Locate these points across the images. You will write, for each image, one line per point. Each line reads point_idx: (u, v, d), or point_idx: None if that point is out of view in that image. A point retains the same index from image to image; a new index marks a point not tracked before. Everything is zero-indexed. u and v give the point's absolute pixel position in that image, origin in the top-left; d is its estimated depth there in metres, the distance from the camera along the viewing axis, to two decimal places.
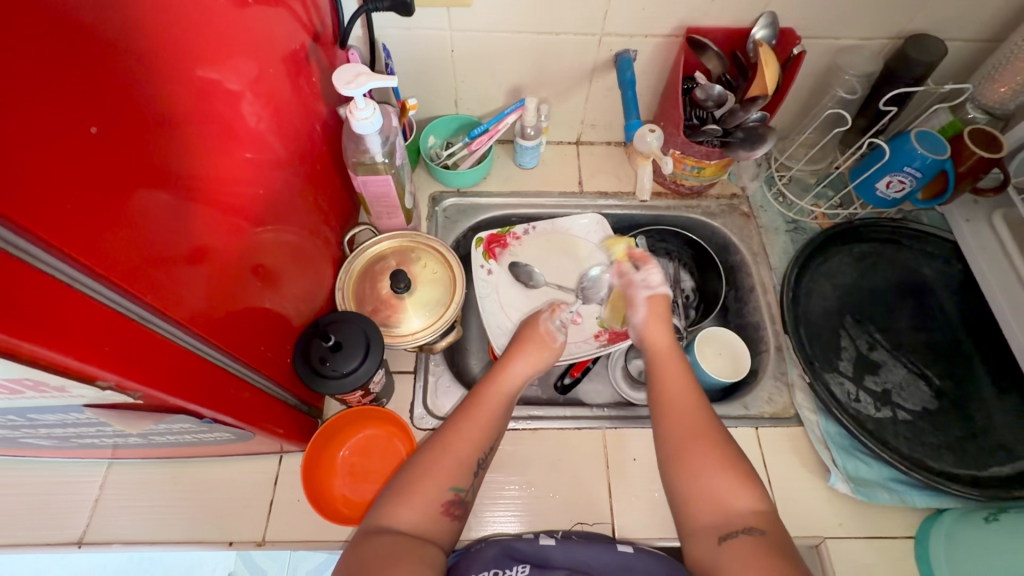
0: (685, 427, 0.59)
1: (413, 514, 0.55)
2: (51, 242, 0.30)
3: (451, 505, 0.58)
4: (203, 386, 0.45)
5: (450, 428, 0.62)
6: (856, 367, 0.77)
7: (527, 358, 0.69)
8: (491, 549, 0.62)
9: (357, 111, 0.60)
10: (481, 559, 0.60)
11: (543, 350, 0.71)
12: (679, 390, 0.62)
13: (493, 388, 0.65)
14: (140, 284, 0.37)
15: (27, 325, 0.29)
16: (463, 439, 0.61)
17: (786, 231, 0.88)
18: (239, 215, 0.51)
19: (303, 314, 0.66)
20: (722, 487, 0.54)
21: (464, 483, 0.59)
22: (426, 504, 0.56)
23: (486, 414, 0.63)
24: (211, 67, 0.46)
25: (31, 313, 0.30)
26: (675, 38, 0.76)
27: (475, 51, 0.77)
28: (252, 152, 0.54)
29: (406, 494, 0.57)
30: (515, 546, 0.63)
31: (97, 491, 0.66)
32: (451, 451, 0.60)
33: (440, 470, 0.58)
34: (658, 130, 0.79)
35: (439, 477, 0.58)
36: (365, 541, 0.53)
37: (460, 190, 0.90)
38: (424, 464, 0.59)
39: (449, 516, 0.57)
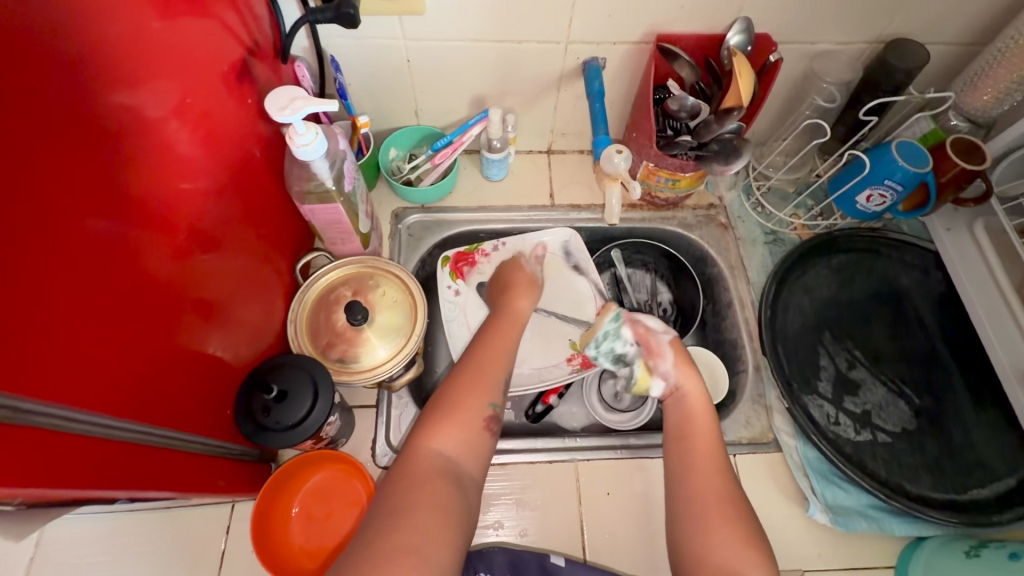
0: (709, 494, 0.58)
1: (455, 432, 0.59)
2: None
3: (490, 421, 0.62)
4: (115, 467, 0.40)
5: (478, 355, 0.66)
6: (836, 387, 0.74)
7: (523, 299, 0.75)
8: (501, 556, 0.64)
9: (297, 137, 0.54)
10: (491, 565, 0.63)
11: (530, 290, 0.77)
12: (711, 445, 0.62)
13: (507, 317, 0.72)
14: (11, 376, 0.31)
15: None
16: (490, 364, 0.65)
17: (765, 243, 0.85)
18: (160, 264, 0.45)
19: (248, 354, 0.61)
20: (736, 556, 0.54)
21: (498, 400, 0.63)
22: (468, 421, 0.60)
23: (505, 340, 0.69)
24: (116, 104, 0.40)
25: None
26: (645, 45, 0.71)
27: (433, 61, 0.72)
28: (179, 190, 0.48)
29: (446, 416, 0.60)
30: (524, 557, 0.64)
31: (32, 549, 0.61)
32: (482, 374, 0.64)
33: (477, 389, 0.62)
34: (626, 151, 0.75)
35: (478, 397, 0.62)
36: (413, 458, 0.56)
37: (424, 205, 0.85)
38: (461, 386, 0.62)
39: (489, 431, 0.61)
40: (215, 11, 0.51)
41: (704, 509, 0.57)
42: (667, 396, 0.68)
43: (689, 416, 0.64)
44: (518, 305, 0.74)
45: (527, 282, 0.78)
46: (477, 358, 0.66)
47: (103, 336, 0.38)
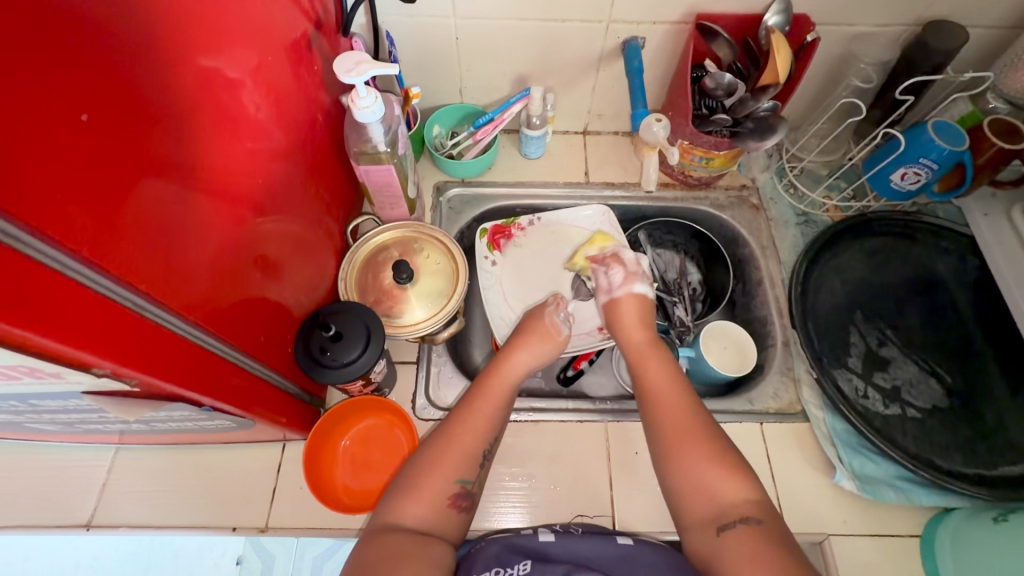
0: (678, 424, 0.59)
1: (418, 510, 0.57)
2: (37, 225, 0.30)
3: (457, 497, 0.59)
4: (201, 374, 0.45)
5: (453, 423, 0.62)
6: (865, 363, 0.75)
7: (531, 350, 0.70)
8: (493, 547, 0.60)
9: (358, 100, 0.59)
10: (483, 557, 0.58)
11: (546, 342, 0.71)
12: (669, 381, 0.64)
13: (496, 376, 0.67)
14: (133, 273, 0.37)
15: (24, 314, 0.29)
16: (468, 431, 0.61)
17: (796, 224, 0.86)
18: (239, 208, 0.51)
19: (305, 304, 0.66)
20: (709, 477, 0.55)
21: (470, 476, 0.60)
22: (432, 497, 0.58)
23: (494, 400, 0.64)
24: (207, 57, 0.45)
25: (18, 300, 0.29)
26: (684, 25, 0.74)
27: (480, 39, 0.76)
28: (253, 142, 0.53)
29: (411, 490, 0.58)
30: (517, 542, 0.61)
31: (105, 476, 0.67)
32: (456, 444, 0.60)
33: (444, 466, 0.59)
34: (665, 119, 0.78)
35: (446, 470, 0.59)
36: (376, 538, 0.54)
37: (464, 180, 0.89)
38: (431, 457, 0.60)
39: (455, 508, 0.59)
40: None
41: (671, 442, 0.58)
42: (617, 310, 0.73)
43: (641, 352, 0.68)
44: (514, 362, 0.68)
45: (542, 331, 0.72)
46: (452, 426, 0.62)
47: (191, 258, 0.43)
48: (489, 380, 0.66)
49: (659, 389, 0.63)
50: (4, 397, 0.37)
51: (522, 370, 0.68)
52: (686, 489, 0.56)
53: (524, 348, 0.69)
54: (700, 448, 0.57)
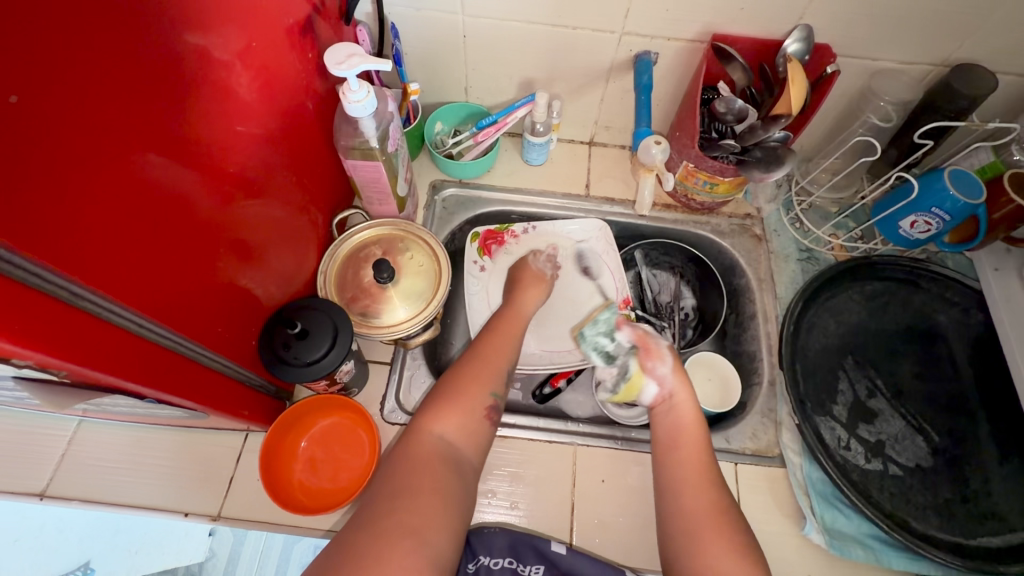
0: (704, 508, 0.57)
1: (453, 419, 0.59)
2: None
3: (490, 411, 0.62)
4: (146, 367, 0.43)
5: (480, 351, 0.65)
6: (851, 413, 0.73)
7: (531, 293, 0.76)
8: (504, 538, 0.64)
9: (350, 93, 0.57)
10: (496, 549, 0.64)
11: (539, 283, 0.78)
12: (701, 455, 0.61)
13: (508, 313, 0.72)
14: (72, 263, 0.34)
15: None
16: (496, 356, 0.65)
17: (798, 260, 0.83)
18: (210, 199, 0.49)
19: (278, 295, 0.65)
20: (733, 570, 0.52)
21: (501, 390, 0.63)
22: (470, 408, 0.60)
23: (513, 332, 0.69)
24: (190, 41, 0.43)
25: None
26: (699, 44, 0.71)
27: (487, 39, 0.74)
28: (234, 130, 0.51)
29: (448, 401, 0.60)
30: (529, 541, 0.64)
31: (65, 446, 0.67)
32: (488, 364, 0.64)
33: (473, 388, 0.61)
34: (665, 143, 0.76)
35: (480, 385, 0.61)
36: (414, 443, 0.56)
37: (462, 180, 0.87)
38: (462, 375, 0.62)
39: (488, 419, 0.61)
40: None
41: (693, 527, 0.56)
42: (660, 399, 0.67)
43: (679, 427, 0.64)
44: (527, 300, 0.75)
45: (533, 276, 0.79)
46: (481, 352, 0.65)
47: (149, 247, 0.41)
48: (504, 316, 0.72)
49: (689, 481, 0.59)
50: None
51: (531, 311, 0.74)
52: (698, 569, 0.53)
53: (529, 292, 0.76)
54: (726, 540, 0.54)
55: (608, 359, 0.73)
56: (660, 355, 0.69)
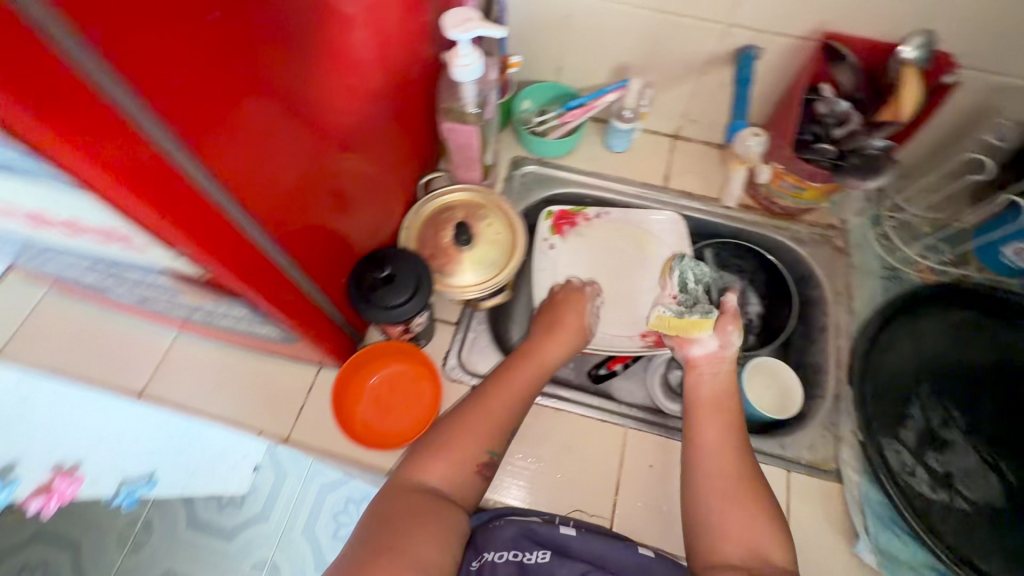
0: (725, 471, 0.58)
1: (442, 470, 0.58)
2: (153, 105, 0.31)
3: (484, 466, 0.61)
4: (261, 278, 0.48)
5: (483, 393, 0.64)
6: (921, 440, 0.70)
7: (557, 344, 0.70)
8: (510, 529, 0.60)
9: (459, 57, 0.60)
10: (500, 538, 0.59)
11: (571, 334, 0.71)
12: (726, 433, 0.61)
13: (524, 360, 0.68)
14: (224, 170, 0.39)
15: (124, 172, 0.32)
16: (499, 403, 0.63)
17: (880, 277, 0.80)
18: (326, 137, 0.53)
19: (366, 242, 0.69)
20: (749, 529, 0.55)
21: (498, 447, 0.61)
22: (461, 462, 0.59)
23: (523, 380, 0.66)
24: None
25: (131, 168, 0.32)
26: (808, 42, 0.69)
27: (590, 20, 0.75)
28: (354, 77, 0.55)
29: (439, 451, 0.59)
30: (534, 529, 0.61)
31: (164, 355, 0.74)
32: (487, 413, 0.62)
33: (467, 440, 0.60)
34: (764, 136, 0.75)
35: (475, 440, 0.60)
36: (399, 492, 0.56)
37: (542, 159, 0.89)
38: (459, 420, 0.61)
39: (480, 475, 0.60)
40: None
41: (720, 487, 0.57)
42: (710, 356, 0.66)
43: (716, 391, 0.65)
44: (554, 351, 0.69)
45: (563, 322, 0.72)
46: (482, 398, 0.63)
47: (277, 170, 0.45)
48: (519, 362, 0.67)
49: (714, 445, 0.61)
50: (100, 259, 0.42)
51: (556, 363, 0.69)
52: (713, 528, 0.56)
53: (560, 341, 0.70)
54: (751, 507, 0.56)
55: (679, 289, 0.72)
56: (724, 341, 0.67)
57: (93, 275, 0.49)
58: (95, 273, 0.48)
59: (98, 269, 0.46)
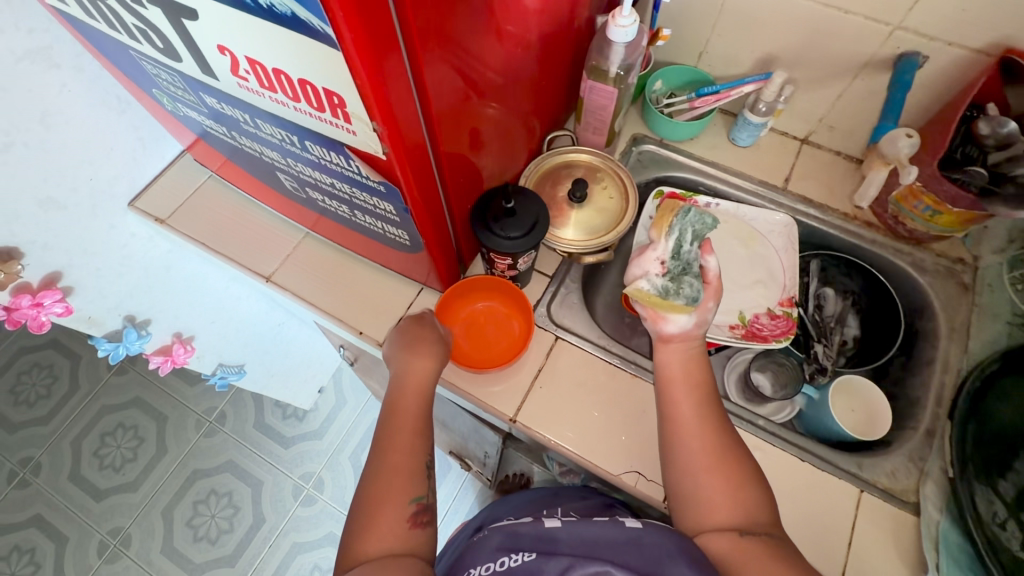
0: (704, 458, 0.58)
1: (384, 540, 0.53)
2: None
3: (416, 517, 0.56)
4: (418, 181, 0.51)
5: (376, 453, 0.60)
6: (1023, 495, 0.63)
7: (420, 356, 0.66)
8: (496, 536, 0.60)
9: (619, 18, 0.63)
10: (487, 548, 0.59)
11: (431, 341, 0.67)
12: (695, 415, 0.61)
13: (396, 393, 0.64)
14: (426, 63, 0.42)
15: (371, 43, 0.36)
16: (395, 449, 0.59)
17: (1009, 322, 0.73)
18: (489, 67, 0.57)
19: (490, 179, 0.73)
20: (722, 492, 0.56)
21: (421, 490, 0.58)
22: (391, 517, 0.55)
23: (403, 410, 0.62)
24: None
25: (374, 42, 0.36)
26: (983, 57, 0.66)
27: (746, 7, 0.76)
28: (525, 20, 0.58)
29: (367, 523, 0.54)
30: (520, 530, 0.60)
31: (294, 249, 0.84)
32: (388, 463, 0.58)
33: (394, 488, 0.56)
34: (917, 138, 0.71)
35: (393, 493, 0.56)
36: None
37: (663, 140, 0.90)
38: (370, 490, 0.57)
39: (417, 526, 0.56)
40: None
41: (689, 462, 0.58)
42: (684, 333, 0.66)
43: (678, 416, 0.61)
44: (410, 369, 0.65)
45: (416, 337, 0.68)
46: (380, 453, 0.59)
47: (452, 79, 0.49)
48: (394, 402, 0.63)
49: (690, 422, 0.61)
50: (295, 131, 0.48)
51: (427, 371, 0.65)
52: (700, 507, 0.57)
53: (417, 355, 0.66)
54: (735, 474, 0.57)
55: (670, 254, 0.72)
56: (699, 319, 0.67)
57: (275, 150, 0.57)
58: (278, 147, 0.55)
59: (283, 143, 0.53)
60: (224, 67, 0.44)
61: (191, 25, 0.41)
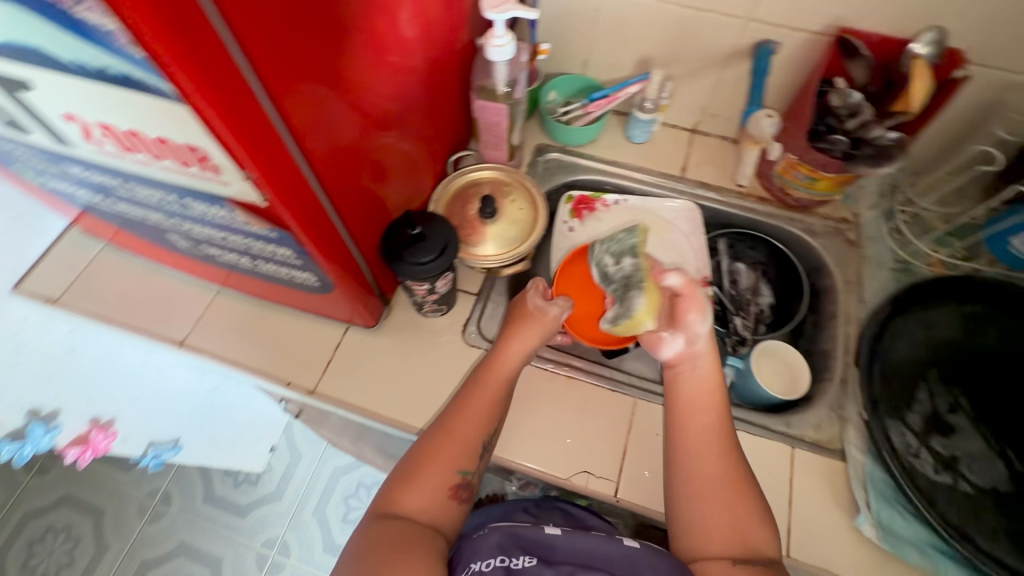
0: (715, 483, 0.58)
1: (421, 495, 0.58)
2: (241, 28, 0.34)
3: (457, 488, 0.59)
4: (310, 221, 0.51)
5: (434, 431, 0.62)
6: (927, 424, 0.71)
7: (518, 339, 0.67)
8: (495, 535, 0.58)
9: (494, 39, 0.65)
10: (485, 547, 0.57)
11: (532, 324, 0.68)
12: (714, 446, 0.60)
13: (487, 376, 0.65)
14: (293, 107, 0.42)
15: (217, 95, 0.35)
16: (467, 423, 0.62)
17: (892, 269, 0.82)
18: (375, 102, 0.57)
19: (397, 207, 0.73)
20: (729, 523, 0.56)
21: (470, 466, 0.60)
22: (435, 487, 0.58)
23: (486, 397, 0.63)
24: None
25: (222, 94, 0.35)
26: (824, 38, 0.74)
27: (617, 15, 0.81)
28: (403, 52, 0.58)
29: (410, 481, 0.58)
30: (519, 533, 0.59)
31: (206, 308, 0.80)
32: (453, 436, 0.61)
33: (447, 453, 0.60)
34: (775, 117, 0.81)
35: (445, 461, 0.59)
36: (376, 525, 0.55)
37: (565, 146, 0.94)
38: (422, 451, 0.60)
39: (455, 498, 0.59)
40: None
41: (700, 490, 0.58)
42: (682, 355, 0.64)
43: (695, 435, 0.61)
44: (506, 353, 0.66)
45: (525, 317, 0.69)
46: (434, 436, 0.61)
47: (332, 120, 0.49)
48: (483, 376, 0.65)
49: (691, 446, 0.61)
50: (168, 189, 0.47)
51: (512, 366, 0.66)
52: (699, 528, 0.57)
53: (515, 340, 0.66)
54: (741, 503, 0.57)
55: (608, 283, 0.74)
56: (690, 336, 0.65)
57: (156, 212, 0.54)
58: (158, 209, 0.53)
59: (162, 204, 0.51)
60: (76, 135, 0.42)
61: (30, 97, 0.39)
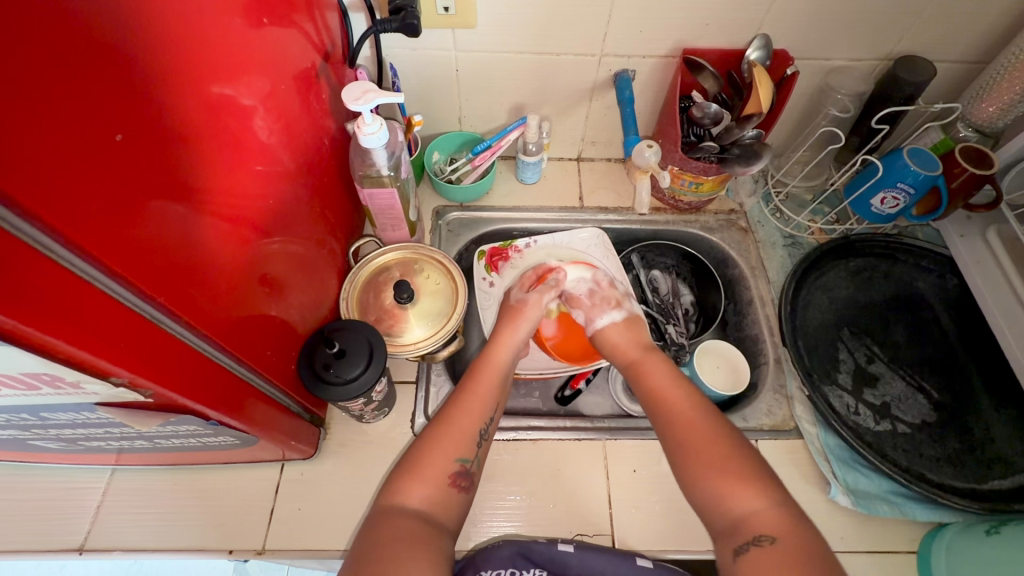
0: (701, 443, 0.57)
1: (423, 488, 0.57)
2: (63, 232, 0.30)
3: (458, 477, 0.59)
4: (209, 387, 0.45)
5: (440, 419, 0.63)
6: (855, 380, 0.77)
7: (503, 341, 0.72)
8: (506, 548, 0.63)
9: (364, 127, 0.62)
10: (496, 559, 0.61)
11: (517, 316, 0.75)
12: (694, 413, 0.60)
13: (488, 363, 0.69)
14: (152, 284, 0.38)
15: (49, 316, 0.31)
16: (466, 413, 0.63)
17: (784, 246, 0.89)
18: (255, 231, 0.52)
19: (307, 321, 0.66)
20: (720, 486, 0.54)
21: (469, 455, 0.61)
22: (435, 476, 0.58)
23: (485, 386, 0.66)
24: (220, 99, 0.45)
25: (59, 308, 0.31)
26: (671, 59, 0.79)
27: (478, 71, 0.80)
28: (262, 164, 0.52)
29: (415, 471, 0.58)
30: (533, 548, 0.63)
31: (100, 498, 0.67)
32: (456, 426, 0.62)
33: (447, 443, 0.60)
34: (656, 146, 0.82)
35: (445, 449, 0.60)
36: (381, 518, 0.54)
37: (463, 204, 0.92)
38: (428, 441, 0.61)
39: (456, 488, 0.59)
40: (298, 21, 0.57)
41: (687, 452, 0.57)
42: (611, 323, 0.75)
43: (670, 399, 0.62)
44: (497, 350, 0.71)
45: (512, 312, 0.76)
46: (444, 426, 0.62)
47: (207, 276, 0.44)
48: (480, 367, 0.69)
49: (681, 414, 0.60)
50: (15, 410, 0.38)
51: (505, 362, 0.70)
52: (703, 498, 0.55)
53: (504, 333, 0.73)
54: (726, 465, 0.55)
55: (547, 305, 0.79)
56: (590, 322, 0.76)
57: (3, 428, 0.44)
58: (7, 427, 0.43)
59: (10, 422, 0.41)
60: None
61: None
